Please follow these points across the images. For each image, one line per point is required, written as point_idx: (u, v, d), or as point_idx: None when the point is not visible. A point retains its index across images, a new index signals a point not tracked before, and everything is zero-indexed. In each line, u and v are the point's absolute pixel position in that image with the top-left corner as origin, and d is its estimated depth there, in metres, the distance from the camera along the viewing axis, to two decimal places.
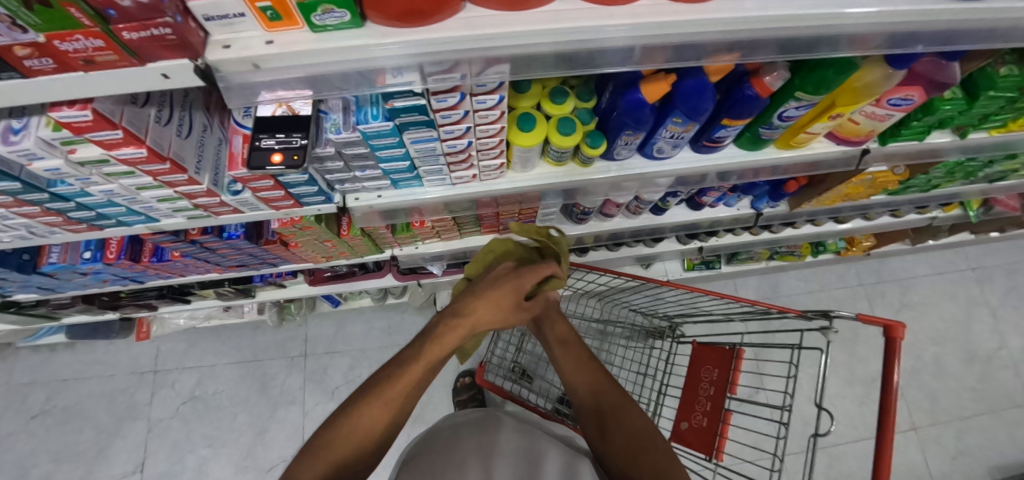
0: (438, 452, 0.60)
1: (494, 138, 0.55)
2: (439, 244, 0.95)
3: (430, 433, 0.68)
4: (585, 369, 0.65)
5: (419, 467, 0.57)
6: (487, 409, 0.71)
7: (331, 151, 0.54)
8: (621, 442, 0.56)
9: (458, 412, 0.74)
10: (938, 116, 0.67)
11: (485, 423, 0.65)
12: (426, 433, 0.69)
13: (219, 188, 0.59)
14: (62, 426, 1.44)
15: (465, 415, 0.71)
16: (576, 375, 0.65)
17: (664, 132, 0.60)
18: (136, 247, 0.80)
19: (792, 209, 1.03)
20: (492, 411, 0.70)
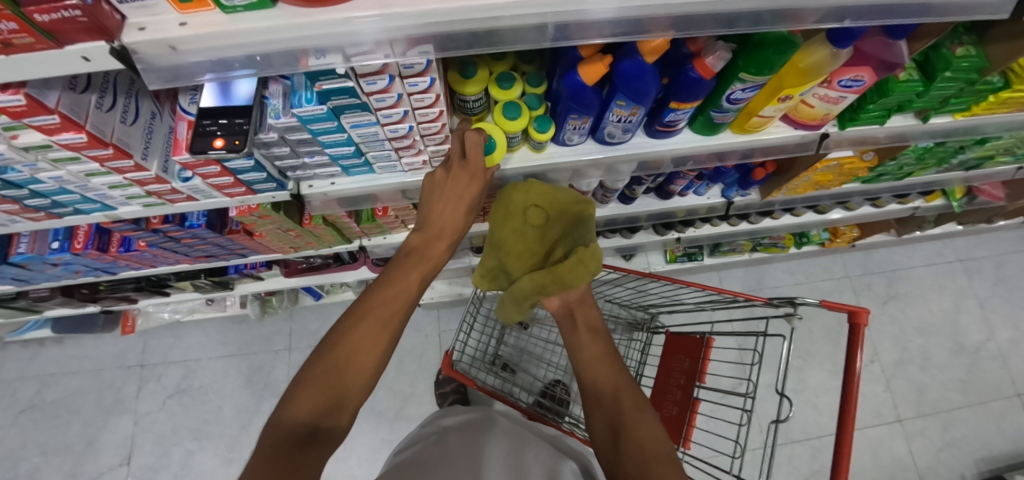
0: (436, 447, 0.64)
1: (435, 122, 0.55)
2: (407, 234, 0.96)
3: (426, 431, 0.74)
4: (606, 365, 0.60)
5: (416, 457, 0.61)
6: (480, 414, 0.79)
7: (275, 137, 0.55)
8: (635, 448, 0.49)
9: (452, 416, 0.80)
10: (893, 99, 0.67)
11: (478, 424, 0.73)
12: (422, 431, 0.75)
13: (169, 175, 0.60)
14: (50, 420, 1.46)
15: (458, 417, 0.78)
16: (599, 369, 0.60)
17: (611, 116, 0.60)
18: (104, 237, 0.80)
19: (763, 198, 1.03)
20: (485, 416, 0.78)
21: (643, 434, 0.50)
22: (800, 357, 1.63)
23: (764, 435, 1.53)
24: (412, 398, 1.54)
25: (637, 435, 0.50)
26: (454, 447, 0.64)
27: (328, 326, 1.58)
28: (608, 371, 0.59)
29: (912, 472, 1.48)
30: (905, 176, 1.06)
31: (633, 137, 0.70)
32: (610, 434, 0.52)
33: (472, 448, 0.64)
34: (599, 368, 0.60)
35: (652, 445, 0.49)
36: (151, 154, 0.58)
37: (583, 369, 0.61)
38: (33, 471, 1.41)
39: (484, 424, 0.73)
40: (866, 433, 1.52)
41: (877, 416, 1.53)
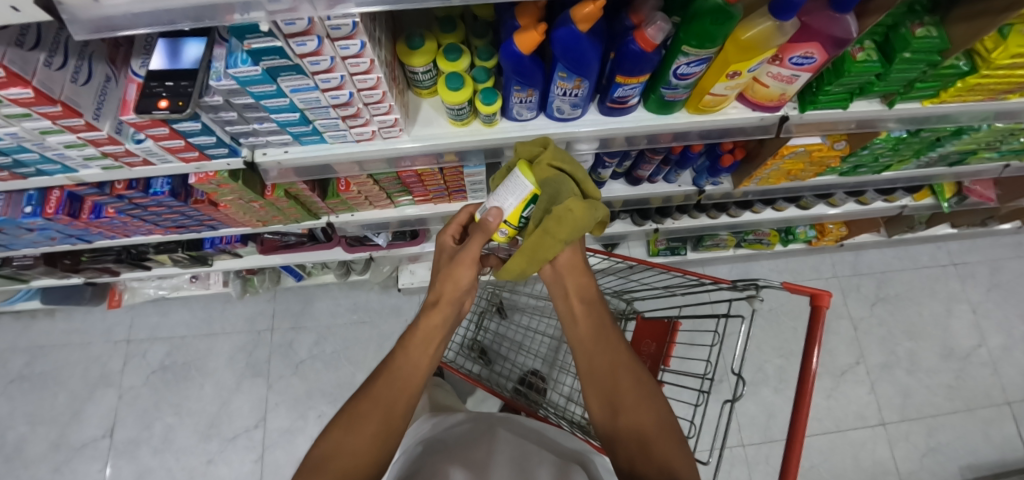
0: (441, 455, 0.64)
1: (376, 90, 0.56)
2: (374, 212, 0.98)
3: (424, 445, 0.70)
4: (601, 341, 0.64)
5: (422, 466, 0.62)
6: (482, 426, 0.74)
7: (220, 101, 0.56)
8: (634, 428, 0.58)
9: (452, 424, 0.76)
10: (852, 81, 0.66)
11: (478, 443, 0.68)
12: (422, 442, 0.71)
13: (122, 136, 0.61)
14: (38, 391, 1.55)
15: (457, 430, 0.74)
16: (594, 349, 0.64)
17: (556, 89, 0.61)
18: (75, 204, 0.82)
19: (735, 187, 1.02)
20: (488, 429, 0.74)
21: (642, 419, 0.58)
22: (782, 356, 1.62)
23: (741, 434, 1.52)
24: None
25: (637, 420, 0.58)
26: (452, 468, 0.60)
27: (310, 308, 1.64)
28: (604, 349, 0.64)
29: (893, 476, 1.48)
30: (883, 169, 1.04)
31: (587, 114, 0.70)
32: (610, 414, 0.60)
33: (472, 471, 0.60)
34: (594, 344, 0.64)
35: (652, 431, 0.57)
36: (103, 116, 0.58)
37: (578, 343, 0.66)
38: (20, 440, 1.49)
39: (485, 444, 0.68)
40: (849, 435, 1.52)
41: (861, 419, 1.54)
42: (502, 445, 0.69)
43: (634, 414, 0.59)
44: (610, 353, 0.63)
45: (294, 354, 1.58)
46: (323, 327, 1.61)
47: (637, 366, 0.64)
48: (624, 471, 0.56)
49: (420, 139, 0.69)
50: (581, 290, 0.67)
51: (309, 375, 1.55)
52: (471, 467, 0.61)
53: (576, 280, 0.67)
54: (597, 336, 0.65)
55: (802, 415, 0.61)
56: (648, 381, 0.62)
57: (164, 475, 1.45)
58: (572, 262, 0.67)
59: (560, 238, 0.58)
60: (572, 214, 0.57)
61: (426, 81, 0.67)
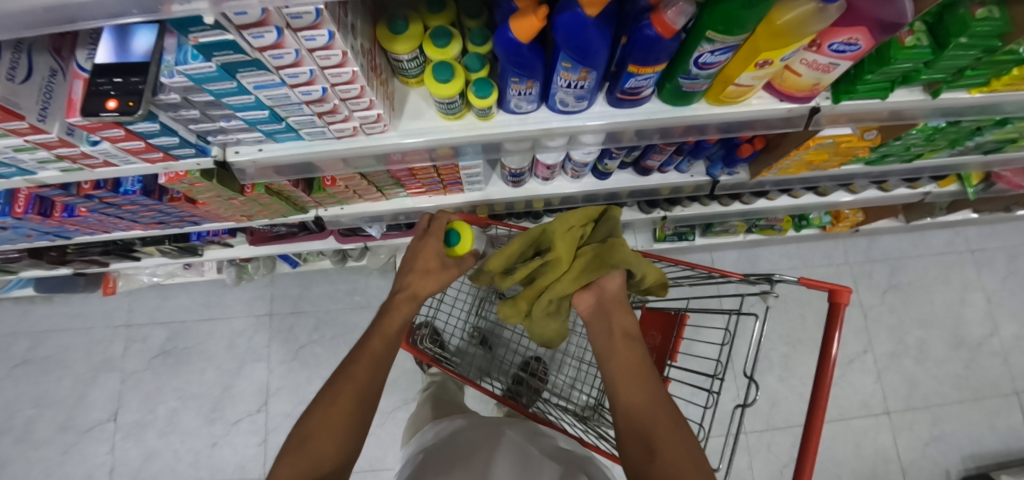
0: (442, 462, 0.60)
1: (353, 84, 0.49)
2: (365, 205, 0.92)
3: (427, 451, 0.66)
4: (634, 370, 0.57)
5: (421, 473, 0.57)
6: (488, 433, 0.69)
7: (178, 98, 0.50)
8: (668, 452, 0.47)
9: (459, 429, 0.72)
10: (896, 69, 0.58)
11: (476, 451, 0.63)
12: (426, 449, 0.68)
13: (75, 138, 0.55)
14: (41, 375, 1.56)
15: (463, 437, 0.69)
16: (624, 376, 0.57)
17: (559, 80, 0.54)
18: (45, 202, 0.77)
19: (752, 178, 0.94)
20: (491, 435, 0.68)
21: (676, 449, 0.48)
22: (789, 343, 1.59)
23: (744, 422, 1.51)
24: None
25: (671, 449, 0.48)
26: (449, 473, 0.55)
27: (308, 294, 1.61)
28: (639, 380, 0.56)
29: (894, 464, 1.48)
30: (914, 158, 0.95)
31: (593, 105, 0.63)
32: (637, 446, 0.50)
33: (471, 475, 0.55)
34: (631, 378, 0.56)
35: (688, 462, 0.46)
36: (51, 117, 0.52)
37: (608, 371, 0.59)
38: (27, 422, 1.51)
39: (485, 449, 0.63)
40: (852, 423, 1.51)
41: (866, 407, 1.53)
42: (502, 449, 0.63)
43: (665, 446, 0.48)
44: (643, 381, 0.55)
45: (293, 339, 1.57)
46: (322, 312, 1.59)
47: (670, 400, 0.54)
48: None
49: (408, 134, 0.62)
50: (624, 324, 0.63)
51: (309, 361, 1.54)
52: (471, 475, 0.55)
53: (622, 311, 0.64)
54: (630, 367, 0.57)
55: (817, 428, 0.58)
56: (679, 416, 0.52)
57: (170, 458, 1.48)
58: (614, 292, 0.67)
59: (609, 262, 0.66)
60: (623, 246, 0.66)
61: (413, 69, 0.60)
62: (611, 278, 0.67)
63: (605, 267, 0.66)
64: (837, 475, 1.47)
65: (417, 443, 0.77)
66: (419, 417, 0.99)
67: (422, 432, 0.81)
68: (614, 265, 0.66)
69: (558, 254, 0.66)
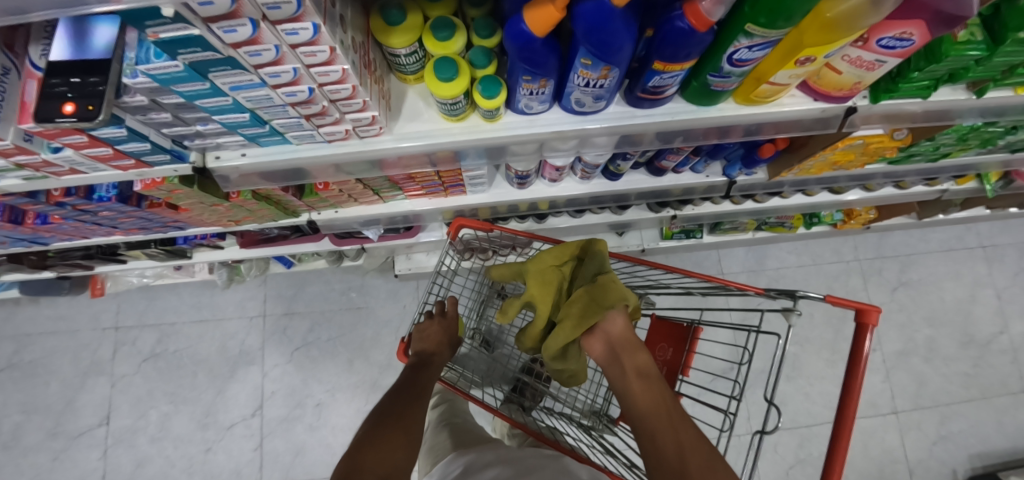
0: None
1: (343, 85, 0.43)
2: (360, 209, 0.87)
3: None
4: (658, 406, 0.52)
5: None
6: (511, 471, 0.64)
7: (145, 100, 0.44)
8: None
9: (481, 471, 0.65)
10: (946, 65, 0.52)
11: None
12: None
13: (33, 145, 0.48)
14: (29, 380, 1.51)
15: (484, 477, 0.63)
16: (651, 424, 0.51)
17: (575, 78, 0.48)
18: (14, 209, 0.71)
19: (770, 178, 0.89)
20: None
21: None
22: (797, 343, 1.56)
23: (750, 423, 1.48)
24: (386, 373, 1.49)
25: None
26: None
27: (303, 294, 1.56)
28: (666, 420, 0.51)
29: (901, 464, 1.45)
30: (941, 157, 0.90)
31: (610, 105, 0.57)
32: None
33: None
34: (657, 420, 0.51)
35: None
36: (5, 122, 0.45)
37: (632, 411, 0.54)
38: (15, 428, 1.47)
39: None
40: (859, 423, 1.49)
41: (873, 407, 1.50)
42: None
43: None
44: (672, 428, 0.49)
45: (288, 341, 1.52)
46: (317, 313, 1.54)
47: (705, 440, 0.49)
48: None
49: (405, 137, 0.56)
50: (639, 364, 0.58)
51: (305, 363, 1.50)
52: None
53: (637, 350, 0.59)
54: (655, 405, 0.52)
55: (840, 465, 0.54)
56: (717, 458, 0.47)
57: (163, 463, 1.44)
58: (624, 335, 0.62)
59: (605, 303, 0.63)
60: (615, 284, 0.65)
61: (412, 66, 0.54)
62: (613, 321, 0.63)
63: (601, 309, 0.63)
64: None
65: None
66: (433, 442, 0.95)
67: (443, 465, 0.76)
68: (610, 306, 0.63)
69: (532, 294, 0.72)
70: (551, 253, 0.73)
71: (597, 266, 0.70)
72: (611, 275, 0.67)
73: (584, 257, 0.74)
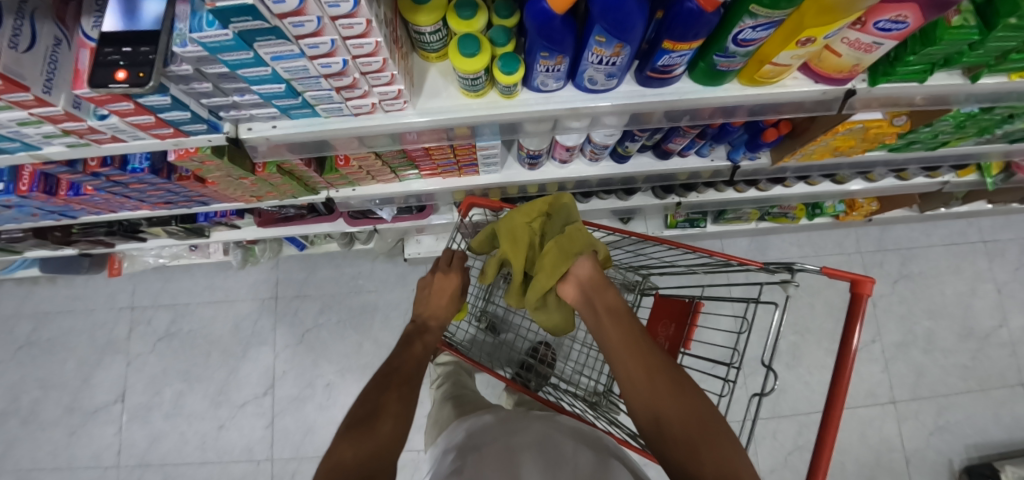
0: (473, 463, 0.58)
1: (375, 57, 0.47)
2: (376, 187, 0.90)
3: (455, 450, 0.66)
4: (626, 338, 0.58)
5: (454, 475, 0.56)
6: (515, 430, 0.68)
7: (190, 70, 0.47)
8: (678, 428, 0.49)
9: (486, 431, 0.70)
10: (939, 50, 0.55)
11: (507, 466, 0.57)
12: (458, 451, 0.65)
13: (82, 112, 0.52)
14: (47, 357, 1.55)
15: (490, 434, 0.68)
16: (622, 354, 0.57)
17: (590, 56, 0.51)
18: (50, 181, 0.74)
19: (774, 163, 0.92)
20: (525, 445, 0.63)
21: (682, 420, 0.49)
22: (797, 332, 1.59)
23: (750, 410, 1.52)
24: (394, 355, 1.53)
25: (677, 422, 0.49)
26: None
27: (314, 277, 1.60)
28: (634, 347, 0.57)
29: (898, 453, 1.49)
30: (941, 145, 0.93)
31: (621, 84, 0.60)
32: (651, 422, 0.51)
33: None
34: (626, 349, 0.57)
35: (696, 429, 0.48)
36: (56, 88, 0.49)
37: (605, 346, 0.60)
38: (33, 403, 1.52)
39: (516, 461, 0.59)
40: (857, 412, 1.52)
41: (871, 396, 1.54)
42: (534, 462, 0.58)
43: (676, 418, 0.49)
44: (641, 357, 0.56)
45: (299, 323, 1.56)
46: (328, 296, 1.58)
47: (670, 362, 0.56)
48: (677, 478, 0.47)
49: (427, 113, 0.60)
50: (609, 301, 0.64)
51: (316, 345, 1.54)
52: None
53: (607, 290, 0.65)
54: (624, 338, 0.58)
55: (834, 420, 0.56)
56: (683, 376, 0.54)
57: (177, 439, 1.48)
58: (592, 279, 0.67)
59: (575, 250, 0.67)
60: (581, 232, 0.69)
61: (435, 43, 0.57)
62: (580, 267, 0.67)
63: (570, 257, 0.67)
64: (840, 463, 1.49)
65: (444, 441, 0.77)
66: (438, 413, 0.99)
67: (449, 432, 0.79)
68: (579, 252, 0.67)
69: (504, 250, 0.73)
70: (522, 208, 0.75)
71: (563, 216, 0.74)
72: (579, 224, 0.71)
73: (552, 212, 0.76)
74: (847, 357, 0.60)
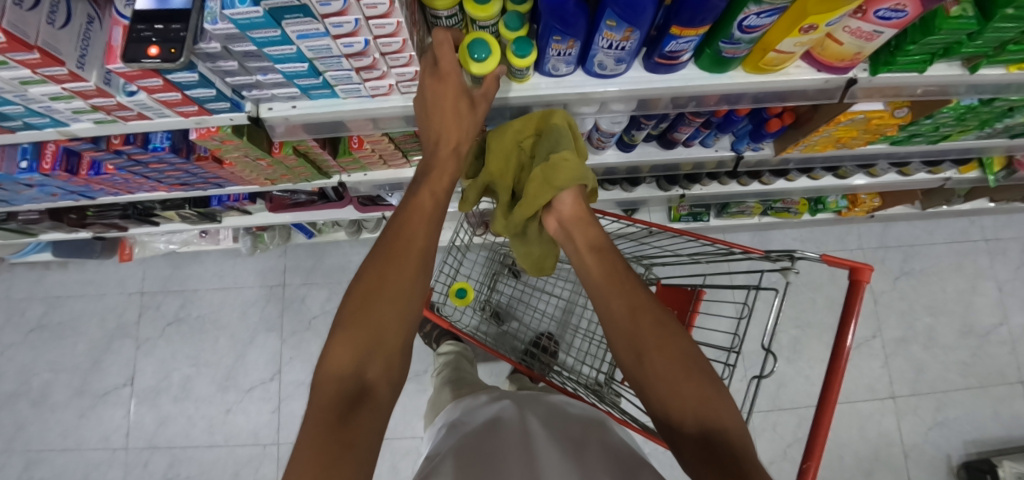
0: (469, 440, 0.60)
1: (395, 38, 0.49)
2: (387, 172, 0.93)
3: (453, 428, 0.68)
4: (613, 282, 0.58)
5: (452, 451, 0.58)
6: (511, 407, 0.70)
7: (218, 48, 0.49)
8: (662, 370, 0.49)
9: (484, 409, 0.72)
10: (939, 40, 0.56)
11: (503, 435, 0.61)
12: (453, 430, 0.68)
13: (112, 88, 0.54)
14: (58, 340, 1.58)
15: (486, 413, 0.70)
16: (607, 290, 0.58)
17: (601, 40, 0.53)
18: (73, 159, 0.77)
19: (777, 154, 0.94)
20: (519, 417, 0.66)
21: (667, 361, 0.50)
22: (798, 327, 1.61)
23: (750, 402, 1.54)
24: None
25: (660, 362, 0.50)
26: (492, 458, 0.55)
27: (322, 265, 1.62)
28: (619, 291, 0.56)
29: (896, 447, 1.51)
30: (942, 139, 0.94)
31: (629, 70, 0.63)
32: (634, 365, 0.52)
33: (517, 461, 0.54)
34: (610, 287, 0.58)
35: (680, 371, 0.48)
36: (88, 65, 0.51)
37: (593, 290, 0.61)
38: (44, 385, 1.54)
39: (511, 430, 0.62)
40: (856, 407, 1.54)
41: (870, 391, 1.55)
42: (529, 430, 0.62)
43: (658, 361, 0.50)
44: (626, 296, 0.56)
45: (306, 310, 1.59)
46: (335, 284, 1.61)
47: (657, 305, 0.55)
48: (660, 419, 0.49)
49: None
50: (593, 240, 0.63)
51: (323, 331, 1.57)
52: (495, 455, 0.55)
53: (591, 226, 0.64)
54: (611, 282, 0.58)
55: (830, 403, 0.57)
56: (669, 319, 0.54)
57: (185, 423, 1.51)
58: (578, 212, 0.65)
59: (556, 183, 0.63)
60: (568, 164, 0.62)
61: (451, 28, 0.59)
62: (565, 198, 0.65)
63: (551, 189, 0.64)
64: (839, 456, 1.51)
65: (444, 419, 0.79)
66: (439, 396, 1.01)
67: (445, 413, 0.82)
68: (562, 186, 0.63)
69: (491, 170, 0.72)
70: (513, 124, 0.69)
71: (552, 142, 0.65)
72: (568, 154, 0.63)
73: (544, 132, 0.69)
74: (844, 341, 0.60)
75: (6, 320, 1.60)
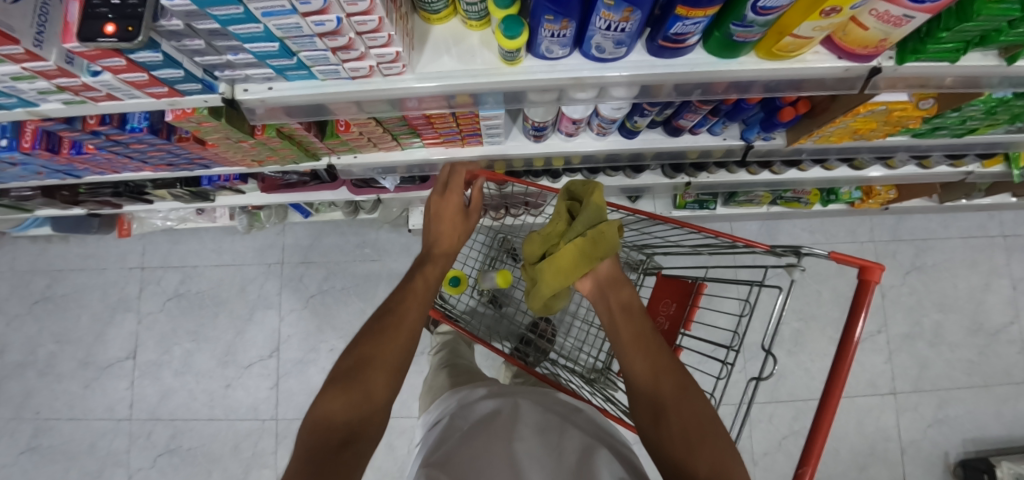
0: (463, 441, 0.57)
1: (370, 16, 0.44)
2: (378, 155, 0.89)
3: (445, 424, 0.66)
4: (641, 345, 0.57)
5: (444, 456, 0.54)
6: (506, 400, 0.68)
7: (180, 25, 0.45)
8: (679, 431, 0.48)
9: (478, 402, 0.70)
10: (977, 26, 0.50)
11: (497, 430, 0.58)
12: (448, 422, 0.67)
13: (75, 68, 0.51)
14: (61, 312, 1.61)
15: (481, 406, 0.68)
16: (631, 351, 0.57)
17: (598, 21, 0.48)
18: (52, 138, 0.74)
19: (789, 144, 0.89)
20: (515, 410, 0.65)
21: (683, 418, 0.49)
22: (801, 319, 1.58)
23: (750, 394, 1.52)
24: None
25: (680, 423, 0.49)
26: (480, 456, 0.52)
27: (320, 244, 1.61)
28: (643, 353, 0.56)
29: (893, 443, 1.50)
30: (966, 132, 0.89)
31: (631, 53, 0.58)
32: (652, 420, 0.51)
33: (511, 462, 0.51)
34: (633, 347, 0.57)
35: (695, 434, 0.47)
36: (47, 42, 0.47)
37: (620, 351, 0.59)
38: (50, 357, 1.58)
39: (507, 423, 0.60)
40: (856, 401, 1.53)
41: (872, 387, 1.53)
42: (525, 423, 0.60)
43: (677, 422, 0.49)
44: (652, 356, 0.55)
45: (304, 288, 1.59)
46: (333, 263, 1.60)
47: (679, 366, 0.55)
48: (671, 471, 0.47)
49: (424, 77, 0.57)
50: (625, 300, 0.63)
51: (320, 310, 1.57)
52: (493, 453, 0.53)
53: (625, 287, 0.64)
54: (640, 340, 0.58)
55: (833, 402, 0.53)
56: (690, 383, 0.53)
57: (187, 396, 1.54)
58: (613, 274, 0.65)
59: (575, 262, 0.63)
60: (607, 237, 0.62)
61: (437, 4, 0.56)
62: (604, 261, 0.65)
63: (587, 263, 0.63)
64: (835, 449, 1.50)
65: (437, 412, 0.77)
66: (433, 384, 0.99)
67: (439, 403, 0.80)
68: (603, 256, 0.63)
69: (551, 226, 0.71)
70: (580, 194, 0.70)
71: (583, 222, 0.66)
72: (605, 227, 0.63)
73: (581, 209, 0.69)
74: (851, 337, 0.55)
75: (11, 291, 1.62)
